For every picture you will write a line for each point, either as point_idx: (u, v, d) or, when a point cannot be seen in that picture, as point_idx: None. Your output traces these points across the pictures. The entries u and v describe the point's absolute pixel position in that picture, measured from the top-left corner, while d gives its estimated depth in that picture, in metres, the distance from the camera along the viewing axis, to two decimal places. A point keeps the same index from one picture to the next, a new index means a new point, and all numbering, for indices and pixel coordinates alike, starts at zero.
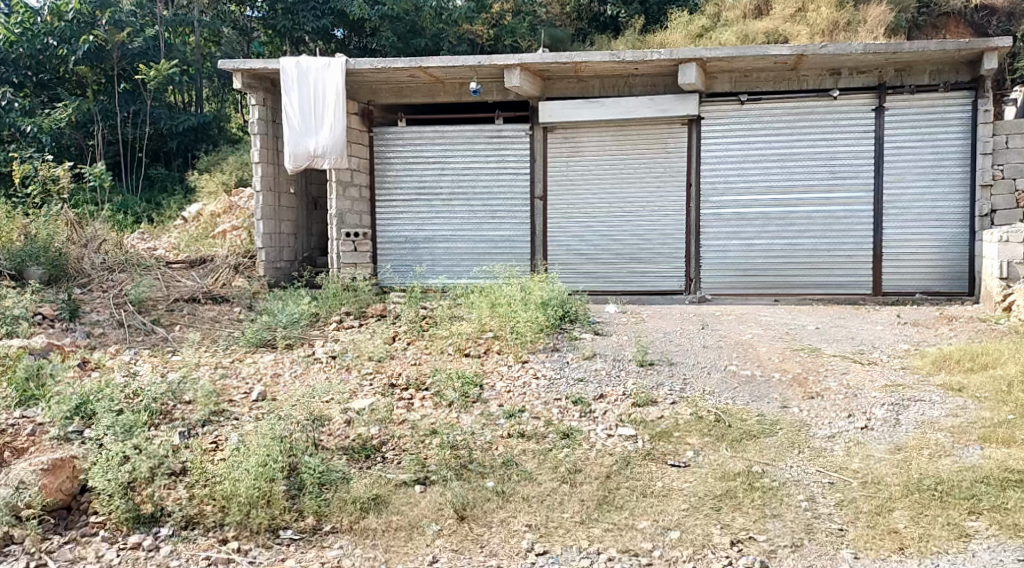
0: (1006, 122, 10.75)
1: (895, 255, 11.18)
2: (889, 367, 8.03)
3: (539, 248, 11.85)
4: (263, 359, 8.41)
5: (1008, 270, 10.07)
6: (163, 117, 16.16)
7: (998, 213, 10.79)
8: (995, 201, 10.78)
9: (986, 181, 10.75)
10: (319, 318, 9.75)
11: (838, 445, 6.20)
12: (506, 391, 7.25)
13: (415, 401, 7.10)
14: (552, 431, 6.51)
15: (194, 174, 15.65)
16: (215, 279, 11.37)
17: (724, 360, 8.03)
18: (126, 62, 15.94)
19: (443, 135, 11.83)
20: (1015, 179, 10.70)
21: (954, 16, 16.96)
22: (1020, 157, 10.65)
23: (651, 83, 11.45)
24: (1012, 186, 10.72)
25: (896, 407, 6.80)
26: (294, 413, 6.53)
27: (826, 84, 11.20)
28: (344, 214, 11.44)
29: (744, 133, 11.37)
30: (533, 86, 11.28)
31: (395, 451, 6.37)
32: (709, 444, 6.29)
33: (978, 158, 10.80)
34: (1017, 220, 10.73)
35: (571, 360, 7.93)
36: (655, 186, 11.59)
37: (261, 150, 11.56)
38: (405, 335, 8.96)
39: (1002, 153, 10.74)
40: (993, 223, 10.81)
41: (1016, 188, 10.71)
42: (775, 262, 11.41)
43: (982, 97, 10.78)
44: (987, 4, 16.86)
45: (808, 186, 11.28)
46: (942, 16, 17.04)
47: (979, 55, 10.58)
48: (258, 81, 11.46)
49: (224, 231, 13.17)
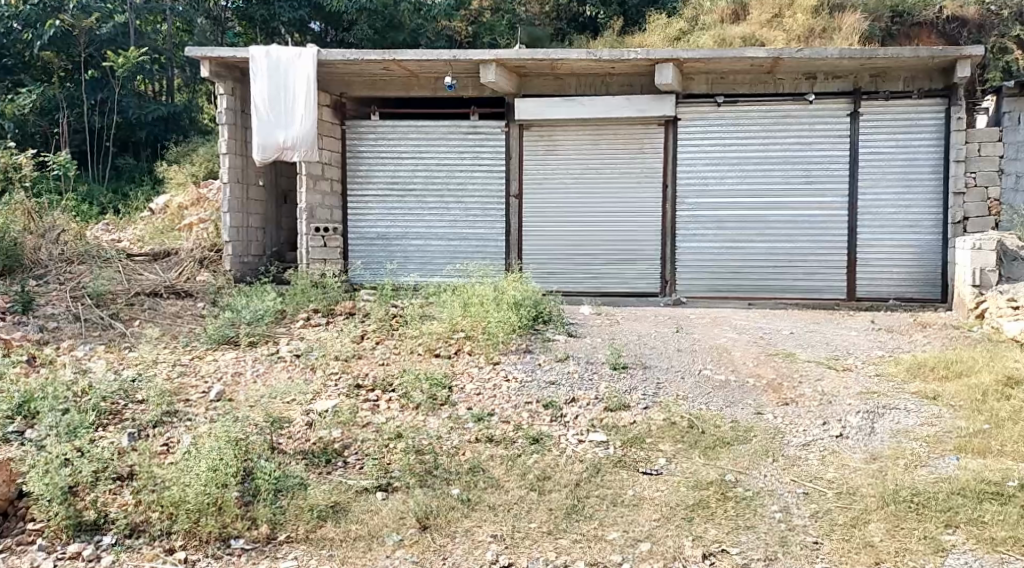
0: (978, 130, 10.70)
1: (870, 260, 11.10)
2: (864, 374, 7.91)
3: (513, 247, 11.66)
4: (224, 357, 8.18)
5: (980, 278, 10.03)
6: (131, 106, 15.84)
7: (971, 220, 10.74)
8: (967, 208, 10.73)
9: (959, 188, 10.72)
10: (286, 315, 9.52)
11: (813, 454, 6.06)
12: (475, 393, 7.06)
13: (381, 403, 6.90)
14: (521, 437, 6.32)
15: (162, 165, 15.33)
16: (178, 273, 11.11)
17: (698, 364, 7.90)
18: (93, 48, 15.63)
19: (416, 130, 11.61)
20: (988, 187, 10.66)
21: (925, 27, 16.85)
22: (992, 166, 10.61)
23: (628, 83, 11.31)
24: (985, 194, 10.68)
25: (871, 414, 6.67)
26: (253, 418, 6.34)
27: (803, 88, 11.12)
28: (314, 209, 11.20)
29: (721, 134, 11.24)
30: (509, 83, 11.09)
31: (357, 455, 6.16)
32: (681, 452, 6.13)
33: (951, 166, 10.75)
34: (989, 227, 10.69)
35: (543, 363, 7.74)
36: (631, 186, 11.44)
37: (228, 140, 11.30)
38: (373, 334, 8.75)
39: (975, 161, 10.68)
40: (966, 230, 10.76)
41: (988, 195, 10.67)
42: (750, 265, 11.30)
43: (955, 105, 10.73)
44: (958, 16, 16.65)
45: (785, 190, 11.17)
46: (914, 27, 16.94)
47: (954, 63, 10.52)
48: (227, 71, 11.20)
49: (190, 223, 12.92)
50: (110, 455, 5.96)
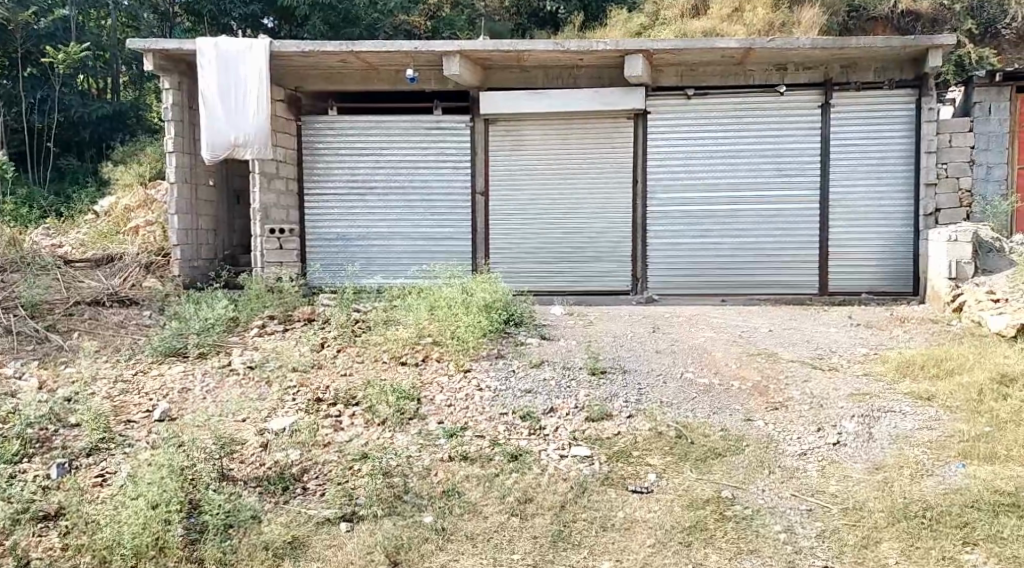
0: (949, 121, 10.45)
1: (845, 255, 10.79)
2: (852, 374, 7.53)
3: (480, 246, 11.18)
4: (171, 372, 7.70)
5: (957, 270, 9.72)
6: (74, 104, 15.15)
7: (943, 212, 10.39)
8: (939, 200, 10.39)
9: (930, 180, 10.37)
10: (238, 323, 8.96)
11: (811, 465, 5.66)
12: (446, 406, 6.59)
13: (343, 419, 6.43)
14: (499, 453, 5.86)
15: (108, 165, 14.60)
16: (122, 280, 10.52)
17: (679, 366, 7.49)
18: (31, 44, 14.91)
19: (377, 126, 11.07)
20: (959, 178, 10.34)
21: (881, 21, 16.51)
22: (963, 157, 10.33)
23: (596, 75, 10.86)
24: (956, 185, 10.34)
25: (866, 419, 6.26)
26: (203, 441, 5.83)
27: (774, 79, 10.74)
28: (269, 210, 10.63)
29: (692, 127, 10.84)
30: (473, 76, 10.60)
31: (319, 481, 5.65)
32: (671, 465, 5.71)
33: (922, 158, 10.42)
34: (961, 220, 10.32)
35: (517, 369, 7.27)
36: (600, 182, 11.01)
37: (175, 138, 10.69)
38: (335, 341, 8.23)
39: (946, 152, 10.39)
40: (938, 223, 10.40)
41: (959, 187, 10.34)
42: (723, 261, 10.93)
43: (926, 96, 10.42)
44: (913, 11, 16.40)
45: (759, 183, 10.81)
46: (869, 21, 16.61)
47: (925, 52, 10.21)
48: (172, 64, 10.58)
49: (136, 227, 12.35)
50: (32, 492, 5.44)
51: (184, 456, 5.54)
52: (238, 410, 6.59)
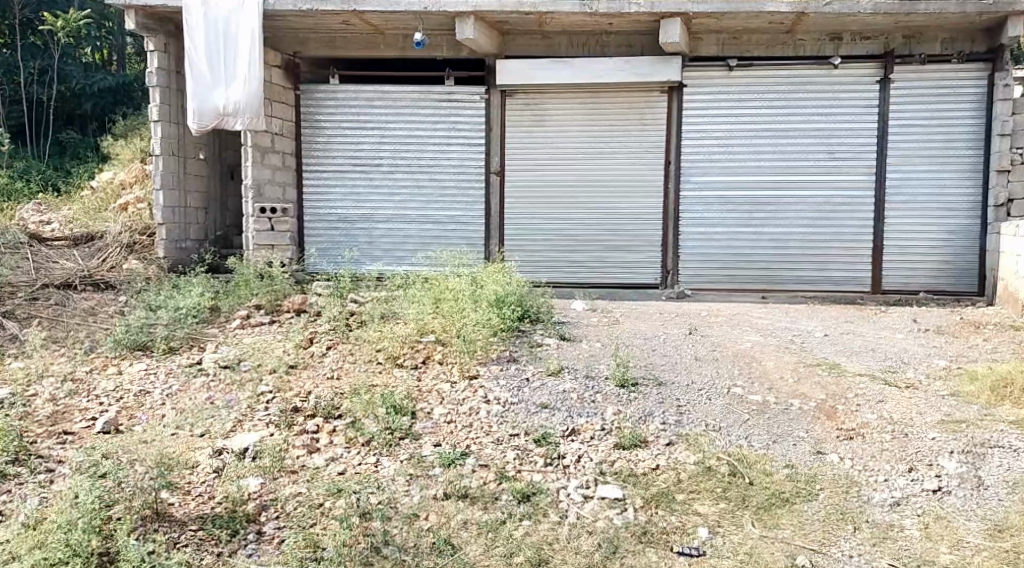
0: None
1: (905, 250, 9.46)
2: (933, 393, 6.23)
3: (495, 232, 9.95)
4: (130, 370, 6.56)
5: None
6: (75, 74, 14.04)
7: (1015, 203, 9.02)
8: (1012, 188, 9.02)
9: (1002, 166, 9.01)
10: (218, 316, 7.83)
11: (910, 522, 4.59)
12: (445, 423, 5.42)
13: (320, 437, 5.28)
14: (506, 491, 4.77)
15: (108, 139, 13.48)
16: (100, 261, 9.48)
17: (725, 379, 6.23)
18: (30, 10, 13.86)
19: (380, 96, 9.86)
20: None
21: None
22: None
23: (627, 43, 9.57)
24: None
25: (970, 458, 5.04)
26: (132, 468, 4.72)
27: (827, 50, 9.40)
28: (261, 187, 9.47)
29: (734, 102, 9.53)
30: (490, 41, 9.36)
31: (277, 524, 4.56)
32: (726, 516, 4.65)
33: (993, 140, 9.09)
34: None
35: (532, 378, 6.04)
36: (630, 163, 9.73)
37: (161, 105, 9.55)
38: (325, 336, 7.05)
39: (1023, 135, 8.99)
40: (1009, 214, 9.03)
41: None
42: (766, 254, 9.63)
43: (1000, 71, 9.06)
44: None
45: (811, 167, 9.50)
46: None
47: (1000, 22, 8.87)
48: (159, 24, 9.39)
49: (125, 204, 11.25)
50: None
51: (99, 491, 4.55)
52: (194, 424, 5.50)
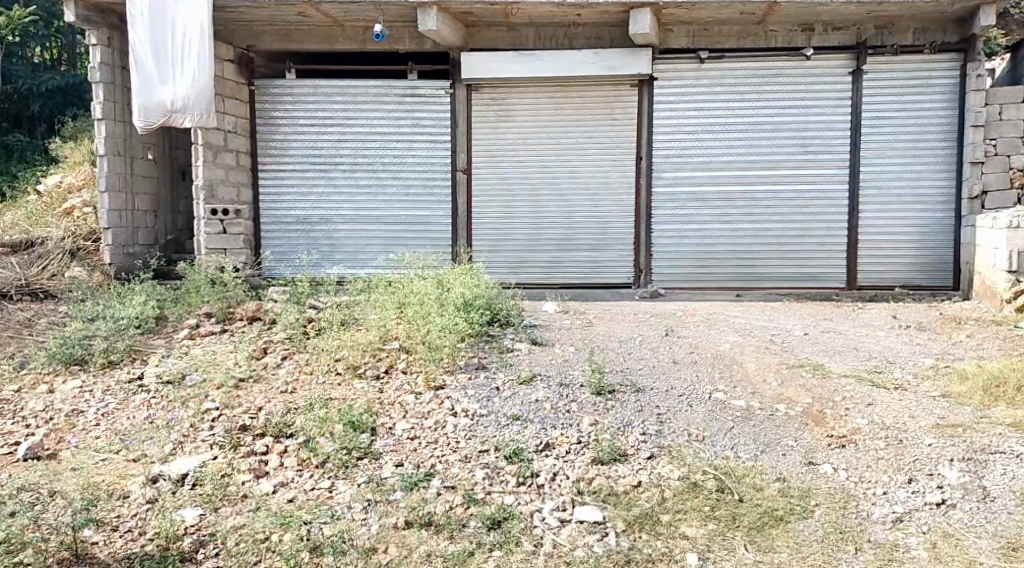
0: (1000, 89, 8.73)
1: (883, 245, 9.15)
2: (924, 394, 5.88)
3: (461, 231, 9.51)
4: (62, 388, 6.03)
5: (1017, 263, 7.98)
6: (19, 74, 13.36)
7: (990, 195, 8.74)
8: (986, 179, 8.74)
9: (976, 158, 8.72)
10: (164, 326, 7.30)
11: (915, 541, 4.28)
12: (408, 440, 5.00)
13: (270, 460, 4.85)
14: (474, 517, 4.40)
15: (56, 141, 12.81)
16: (41, 269, 8.92)
17: (707, 383, 5.85)
18: None
19: (337, 93, 9.39)
20: (1010, 156, 8.68)
21: None
22: (1016, 131, 8.64)
23: (596, 35, 9.16)
24: (1007, 164, 8.69)
25: (972, 466, 4.71)
26: (51, 507, 4.45)
27: (799, 41, 9.05)
28: (214, 188, 8.98)
29: (706, 95, 9.17)
30: (454, 33, 8.92)
31: (216, 563, 4.20)
32: (716, 539, 4.30)
33: (967, 132, 8.77)
34: (1012, 204, 8.70)
35: (502, 387, 5.61)
36: (600, 159, 9.34)
37: (105, 103, 9.00)
38: (279, 346, 6.58)
39: (995, 126, 8.72)
40: (983, 207, 8.75)
41: (1010, 165, 8.69)
42: (740, 251, 9.29)
43: (974, 61, 8.79)
44: None
45: (786, 160, 9.17)
46: None
47: (973, 10, 8.58)
48: (101, 16, 8.83)
49: (71, 208, 10.66)
50: None
51: (11, 536, 4.15)
52: (130, 448, 5.06)
